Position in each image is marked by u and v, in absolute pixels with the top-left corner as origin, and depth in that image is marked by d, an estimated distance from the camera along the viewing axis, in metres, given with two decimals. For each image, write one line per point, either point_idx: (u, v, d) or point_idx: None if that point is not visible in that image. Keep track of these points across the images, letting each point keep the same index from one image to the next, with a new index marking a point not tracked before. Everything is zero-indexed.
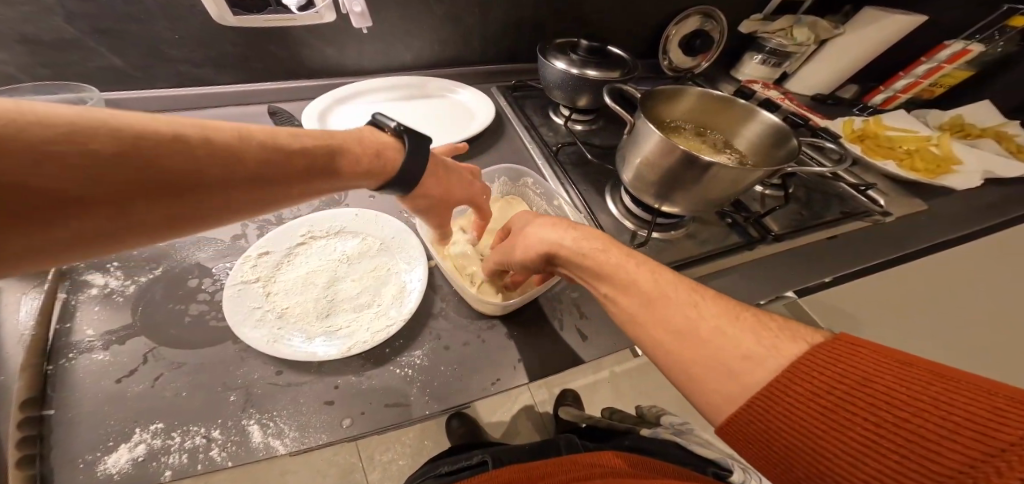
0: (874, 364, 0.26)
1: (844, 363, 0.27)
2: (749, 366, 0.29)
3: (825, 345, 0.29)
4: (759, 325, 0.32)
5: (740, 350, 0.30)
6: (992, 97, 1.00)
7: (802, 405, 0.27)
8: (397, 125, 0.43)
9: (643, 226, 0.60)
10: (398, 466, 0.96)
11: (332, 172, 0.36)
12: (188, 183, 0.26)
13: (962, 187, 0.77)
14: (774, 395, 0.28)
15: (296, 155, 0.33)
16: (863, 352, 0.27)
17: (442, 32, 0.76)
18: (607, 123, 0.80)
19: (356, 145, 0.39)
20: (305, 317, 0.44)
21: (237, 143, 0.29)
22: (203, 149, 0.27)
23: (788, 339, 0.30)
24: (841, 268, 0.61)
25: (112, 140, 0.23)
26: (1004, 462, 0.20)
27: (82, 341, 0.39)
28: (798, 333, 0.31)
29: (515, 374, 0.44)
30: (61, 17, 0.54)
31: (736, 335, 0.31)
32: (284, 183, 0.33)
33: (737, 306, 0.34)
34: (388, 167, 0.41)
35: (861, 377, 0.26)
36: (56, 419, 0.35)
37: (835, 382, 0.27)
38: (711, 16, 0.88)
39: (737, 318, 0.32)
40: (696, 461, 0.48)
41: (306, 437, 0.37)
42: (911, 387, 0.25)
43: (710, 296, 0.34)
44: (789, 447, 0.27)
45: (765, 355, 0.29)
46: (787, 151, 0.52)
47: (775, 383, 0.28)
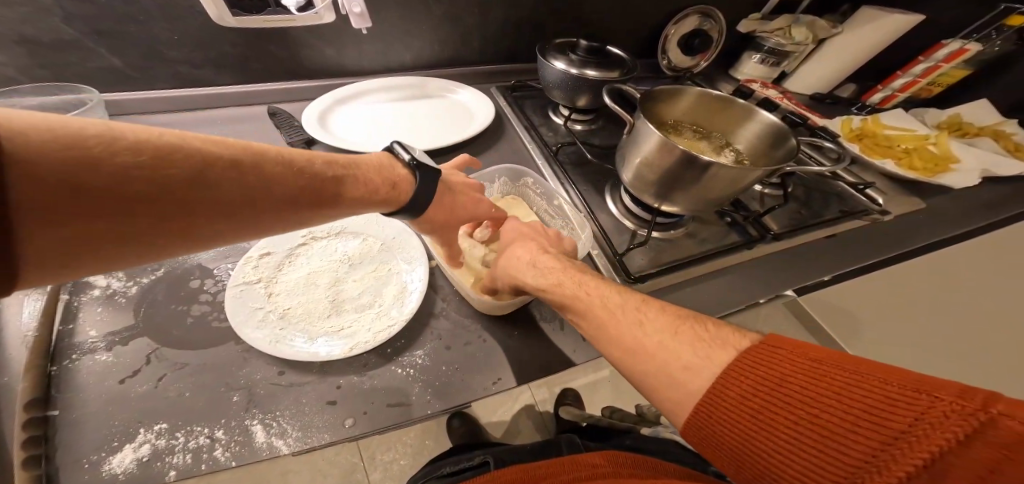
0: (792, 363, 0.27)
1: (765, 366, 0.27)
2: (689, 376, 0.30)
3: (747, 349, 0.29)
4: (696, 335, 0.32)
5: (681, 361, 0.31)
6: (991, 96, 1.00)
7: (733, 410, 0.27)
8: (411, 158, 0.44)
9: (643, 225, 0.60)
10: (399, 466, 0.96)
11: (350, 195, 0.38)
12: (215, 198, 0.27)
13: (960, 185, 0.78)
14: (708, 403, 0.28)
15: (319, 178, 0.35)
16: (780, 353, 0.27)
17: (441, 32, 0.76)
18: (606, 122, 0.80)
19: (376, 174, 0.41)
20: (308, 317, 0.44)
21: (267, 164, 0.31)
22: (236, 167, 0.28)
23: (719, 347, 0.31)
24: (840, 266, 0.61)
25: (161, 157, 0.24)
26: (898, 449, 0.21)
27: (85, 342, 0.40)
28: (728, 340, 0.31)
29: (516, 374, 0.45)
30: (59, 18, 0.54)
31: (676, 349, 0.31)
32: (303, 203, 0.34)
33: (681, 320, 0.34)
34: (400, 197, 0.43)
35: (778, 377, 0.26)
36: (61, 419, 0.35)
37: (755, 384, 0.27)
38: (710, 15, 0.88)
39: (677, 332, 0.32)
40: (697, 460, 0.48)
41: (309, 436, 0.37)
42: (822, 382, 0.25)
43: (655, 309, 0.35)
44: (727, 450, 0.27)
45: (705, 366, 0.30)
46: (786, 150, 0.53)
47: (711, 390, 0.28)
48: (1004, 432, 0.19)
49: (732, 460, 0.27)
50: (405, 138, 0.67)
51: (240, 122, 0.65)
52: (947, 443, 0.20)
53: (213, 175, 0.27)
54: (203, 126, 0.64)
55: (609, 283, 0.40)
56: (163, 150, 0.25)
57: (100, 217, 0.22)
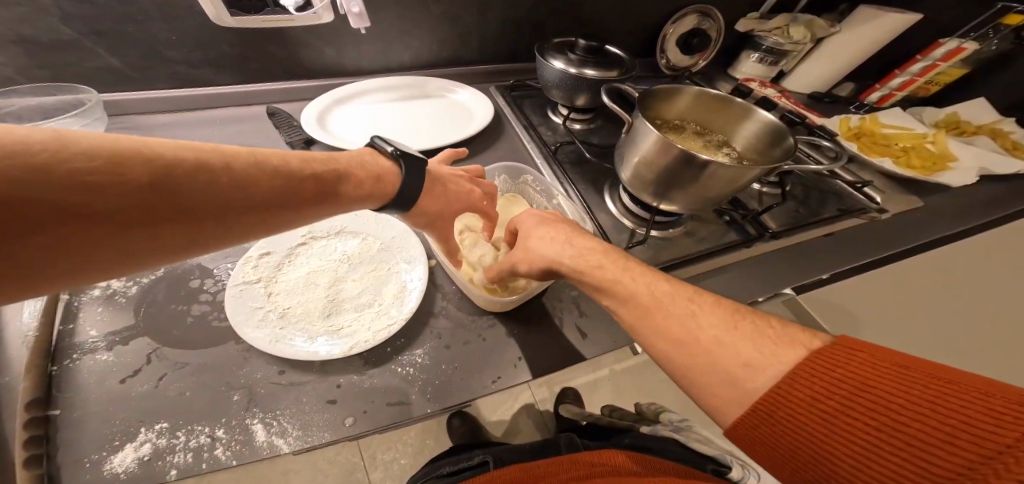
0: (875, 368, 0.27)
1: (843, 368, 0.27)
2: (750, 373, 0.30)
3: (821, 349, 0.29)
4: (758, 332, 0.32)
5: (740, 357, 0.30)
6: (990, 94, 1.00)
7: (805, 410, 0.27)
8: (395, 150, 0.44)
9: (642, 224, 0.60)
10: (400, 465, 0.97)
11: (337, 196, 0.37)
12: (201, 207, 0.27)
13: (957, 184, 0.78)
14: (777, 401, 0.28)
15: (303, 177, 0.34)
16: (860, 356, 0.28)
17: (440, 32, 0.76)
18: (605, 122, 0.80)
19: (358, 169, 0.40)
20: (307, 316, 0.44)
21: (250, 168, 0.30)
22: (218, 174, 0.28)
23: (786, 345, 0.31)
24: (838, 264, 0.61)
25: (131, 164, 0.24)
26: (1000, 463, 0.21)
27: (85, 342, 0.40)
28: (793, 337, 0.31)
29: (515, 372, 0.45)
30: (57, 18, 0.54)
31: (737, 345, 0.31)
32: (293, 206, 0.33)
33: (737, 314, 0.34)
34: (386, 189, 0.42)
35: (860, 381, 0.27)
36: (62, 419, 0.35)
37: (832, 386, 0.27)
38: (709, 14, 0.88)
39: (735, 327, 0.32)
40: (696, 459, 0.49)
41: (309, 435, 0.38)
42: (909, 390, 0.25)
43: (710, 302, 0.35)
44: (793, 448, 0.28)
45: (763, 363, 0.30)
46: (784, 149, 0.53)
47: (779, 389, 0.28)
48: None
49: (798, 458, 0.28)
50: (404, 139, 0.67)
51: (238, 122, 0.66)
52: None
53: (192, 181, 0.26)
54: (202, 126, 0.64)
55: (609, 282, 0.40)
56: (131, 156, 0.24)
57: (83, 233, 0.22)
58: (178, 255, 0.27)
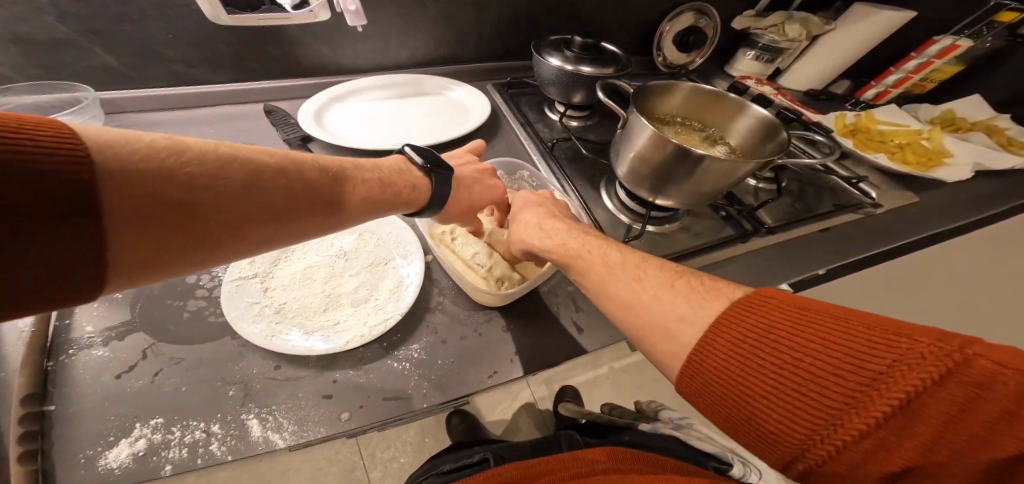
0: (780, 312, 0.26)
1: (753, 314, 0.27)
2: (686, 327, 0.30)
3: (740, 299, 0.29)
4: (693, 288, 0.32)
5: (676, 313, 0.31)
6: (984, 90, 1.01)
7: (720, 357, 0.27)
8: (425, 162, 0.46)
9: (637, 219, 0.61)
10: (399, 464, 0.96)
11: (351, 197, 0.37)
12: (209, 199, 0.26)
13: (951, 180, 0.78)
14: (698, 352, 0.28)
15: (344, 181, 0.36)
16: (768, 301, 0.27)
17: (436, 31, 0.76)
18: (602, 119, 0.81)
19: (396, 177, 0.42)
20: (304, 311, 0.44)
21: (301, 170, 0.32)
22: (226, 167, 0.27)
23: (714, 299, 0.31)
24: (832, 260, 0.61)
25: (207, 164, 0.26)
26: (877, 389, 0.22)
27: (81, 338, 0.40)
28: (720, 292, 0.31)
29: (511, 367, 0.45)
30: (54, 17, 0.54)
31: (672, 302, 0.31)
32: (304, 204, 0.32)
33: (678, 275, 0.34)
34: (418, 197, 0.44)
35: (767, 323, 0.26)
36: (57, 416, 0.35)
37: (743, 330, 0.27)
38: (704, 12, 0.88)
39: (673, 284, 0.33)
40: (696, 456, 0.48)
41: (305, 430, 0.38)
42: (806, 329, 0.25)
43: (654, 267, 0.36)
44: (709, 395, 0.27)
45: (691, 314, 0.30)
46: (777, 143, 0.53)
47: (701, 340, 0.28)
48: (973, 371, 0.20)
49: (712, 404, 0.27)
50: (400, 136, 0.67)
51: (236, 120, 0.66)
52: (922, 382, 0.21)
53: (254, 181, 0.28)
54: (200, 124, 0.64)
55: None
56: (206, 156, 0.26)
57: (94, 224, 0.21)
58: (187, 254, 0.26)
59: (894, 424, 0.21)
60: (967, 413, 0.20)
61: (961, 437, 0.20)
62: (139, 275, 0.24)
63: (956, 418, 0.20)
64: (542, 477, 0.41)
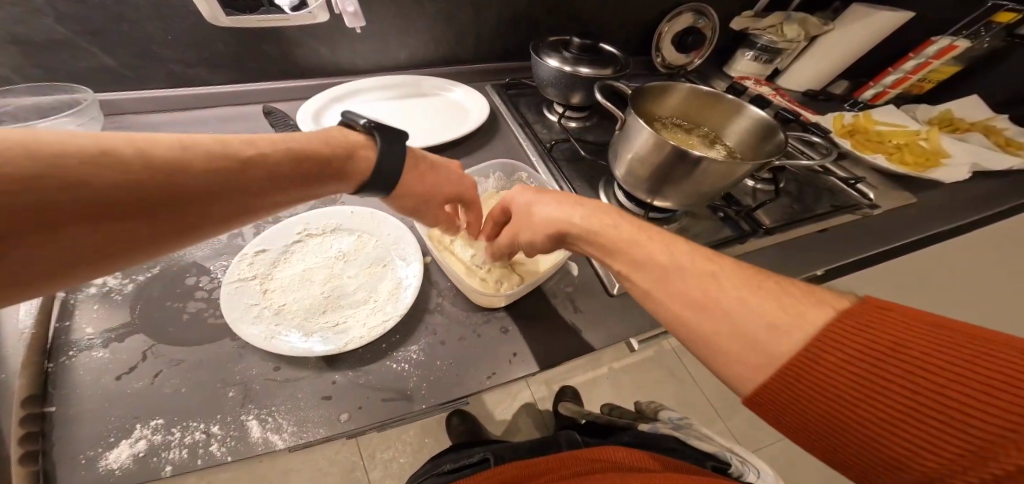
0: (903, 329, 0.26)
1: (874, 329, 0.26)
2: (773, 333, 0.28)
3: (846, 309, 0.28)
4: (781, 290, 0.31)
5: (765, 320, 0.29)
6: (982, 91, 1.01)
7: (837, 372, 0.26)
8: (367, 122, 0.40)
9: (636, 220, 0.61)
10: (399, 464, 0.97)
11: (312, 178, 0.35)
12: (188, 191, 0.26)
13: (949, 180, 0.79)
14: (808, 366, 0.27)
15: (314, 165, 0.35)
16: (890, 315, 0.27)
17: (435, 31, 0.76)
18: (601, 119, 0.81)
19: (334, 143, 0.38)
20: (303, 313, 0.44)
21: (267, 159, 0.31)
22: (198, 159, 0.27)
23: (811, 304, 0.29)
24: (830, 260, 0.62)
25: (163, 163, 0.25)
26: None
27: (81, 340, 0.40)
28: (819, 300, 0.30)
29: (510, 368, 0.45)
30: (52, 18, 0.54)
31: (756, 305, 0.30)
32: (260, 189, 0.30)
33: (757, 277, 0.32)
34: (361, 164, 0.39)
35: (891, 340, 0.26)
36: (57, 417, 0.35)
37: (861, 347, 0.26)
38: (703, 13, 0.89)
39: (752, 287, 0.31)
40: (695, 455, 0.49)
41: (304, 431, 0.38)
42: (938, 349, 0.24)
43: (727, 265, 0.33)
44: (814, 410, 0.27)
45: (785, 323, 0.28)
46: (775, 144, 0.53)
47: (808, 351, 0.27)
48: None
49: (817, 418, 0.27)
50: None
51: (234, 121, 0.66)
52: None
53: (215, 176, 0.27)
54: (198, 125, 0.64)
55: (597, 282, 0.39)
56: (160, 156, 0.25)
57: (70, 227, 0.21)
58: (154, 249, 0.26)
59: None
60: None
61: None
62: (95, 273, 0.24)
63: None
64: (542, 476, 0.41)
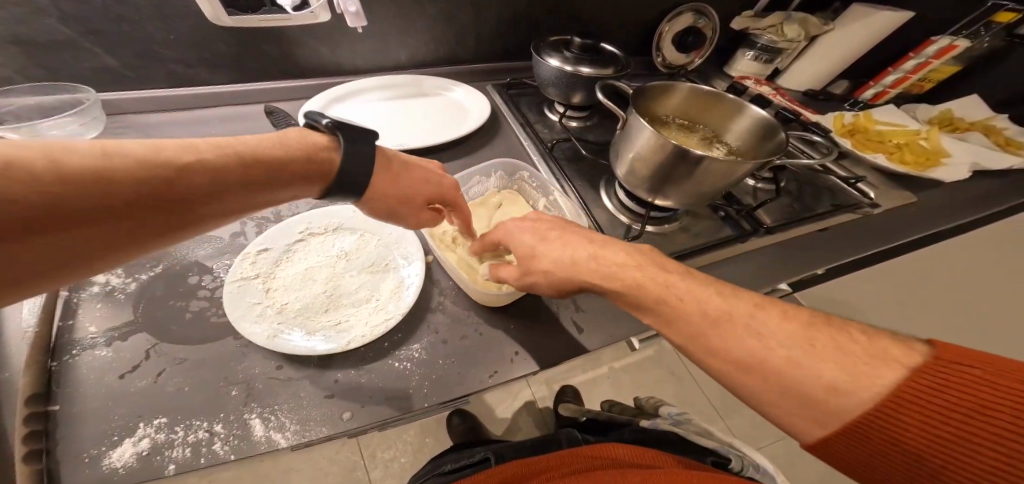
0: (974, 383, 0.27)
1: (947, 387, 0.27)
2: (838, 397, 0.29)
3: (918, 366, 0.28)
4: (843, 351, 0.30)
5: (823, 380, 0.29)
6: (981, 90, 1.01)
7: (910, 431, 0.27)
8: (330, 121, 0.39)
9: (637, 219, 0.61)
10: (400, 464, 0.97)
11: (269, 178, 0.34)
12: (139, 196, 0.25)
13: (949, 179, 0.79)
14: (880, 425, 0.28)
15: (270, 166, 0.34)
16: (966, 372, 0.27)
17: (436, 31, 0.76)
18: (601, 119, 0.81)
19: (297, 146, 0.37)
20: (306, 312, 0.45)
21: (219, 160, 0.30)
22: (144, 162, 0.26)
23: (880, 364, 0.29)
24: (831, 259, 0.62)
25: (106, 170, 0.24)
26: None
27: (85, 338, 0.40)
28: (888, 354, 0.29)
29: (512, 366, 0.45)
30: (54, 18, 0.54)
31: (819, 366, 0.29)
32: (214, 191, 0.29)
33: (814, 328, 0.32)
34: (326, 167, 0.38)
35: (964, 398, 0.27)
36: (61, 416, 0.35)
37: (935, 406, 0.27)
38: (703, 12, 0.89)
39: (811, 344, 0.31)
40: (697, 453, 0.49)
41: (307, 430, 0.38)
42: (1010, 404, 0.26)
43: (778, 316, 0.33)
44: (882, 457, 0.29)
45: (854, 384, 0.29)
46: (776, 143, 0.53)
47: (880, 412, 0.28)
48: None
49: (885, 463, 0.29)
50: (400, 137, 0.67)
51: (235, 121, 0.66)
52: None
53: (164, 180, 0.26)
54: (199, 125, 0.64)
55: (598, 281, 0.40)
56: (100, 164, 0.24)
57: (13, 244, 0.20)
58: (96, 258, 0.25)
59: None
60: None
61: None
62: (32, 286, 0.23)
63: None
64: (544, 473, 0.41)
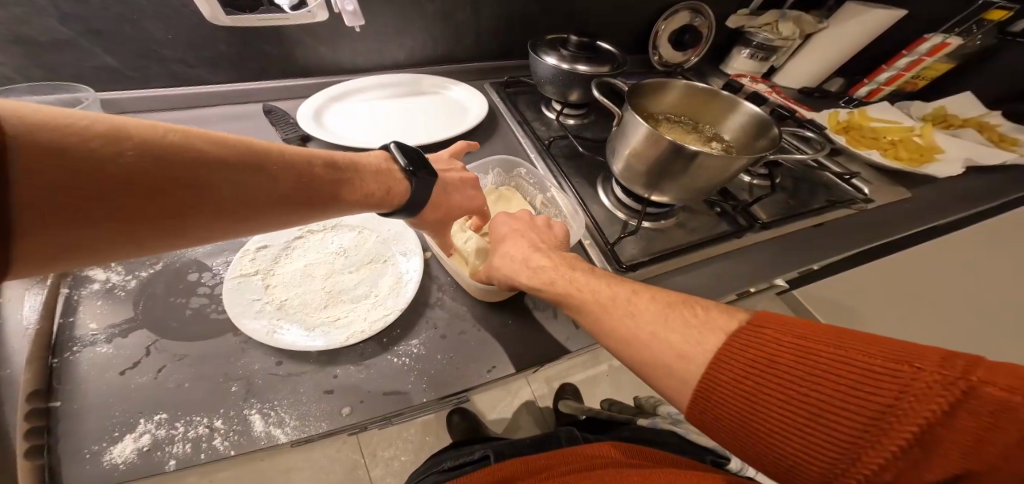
0: (778, 345, 0.27)
1: (756, 350, 0.28)
2: (685, 365, 0.30)
3: (735, 332, 0.30)
4: (685, 320, 0.32)
5: (675, 349, 0.31)
6: (975, 87, 1.02)
7: (728, 395, 0.28)
8: (407, 165, 0.44)
9: (633, 216, 0.61)
10: (401, 462, 0.97)
11: (317, 189, 0.35)
12: (195, 186, 0.26)
13: (944, 175, 0.79)
14: (706, 389, 0.29)
15: (321, 180, 0.35)
16: (768, 334, 0.28)
17: (434, 29, 0.77)
18: (598, 116, 0.81)
19: (370, 177, 0.41)
20: (305, 308, 0.45)
21: (278, 168, 0.32)
22: (195, 150, 0.26)
23: (708, 332, 0.31)
24: (826, 253, 0.62)
25: (176, 155, 0.25)
26: (887, 423, 0.23)
27: (85, 335, 0.40)
28: (716, 323, 0.31)
29: (510, 361, 0.46)
30: (54, 18, 0.54)
31: (669, 337, 0.32)
32: (265, 196, 0.31)
33: (674, 307, 0.34)
34: (392, 200, 0.43)
35: (769, 359, 0.27)
36: (63, 411, 0.36)
37: (744, 369, 0.28)
38: (700, 11, 0.91)
39: (668, 317, 0.33)
40: (696, 450, 0.49)
41: (307, 425, 0.38)
42: (810, 361, 0.26)
43: (647, 299, 0.35)
44: (723, 430, 0.29)
45: (693, 352, 0.30)
46: (770, 139, 0.54)
47: (705, 376, 0.29)
48: (985, 397, 0.21)
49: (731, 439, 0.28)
50: (399, 135, 0.67)
51: (235, 121, 0.66)
52: (931, 414, 0.22)
53: (223, 175, 0.28)
54: (199, 124, 0.64)
55: (582, 277, 0.40)
56: (174, 148, 0.25)
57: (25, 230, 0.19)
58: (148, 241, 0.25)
59: (906, 456, 0.23)
60: (985, 440, 0.21)
61: (972, 465, 0.21)
62: (88, 258, 0.23)
63: (978, 446, 0.21)
64: (543, 472, 0.41)
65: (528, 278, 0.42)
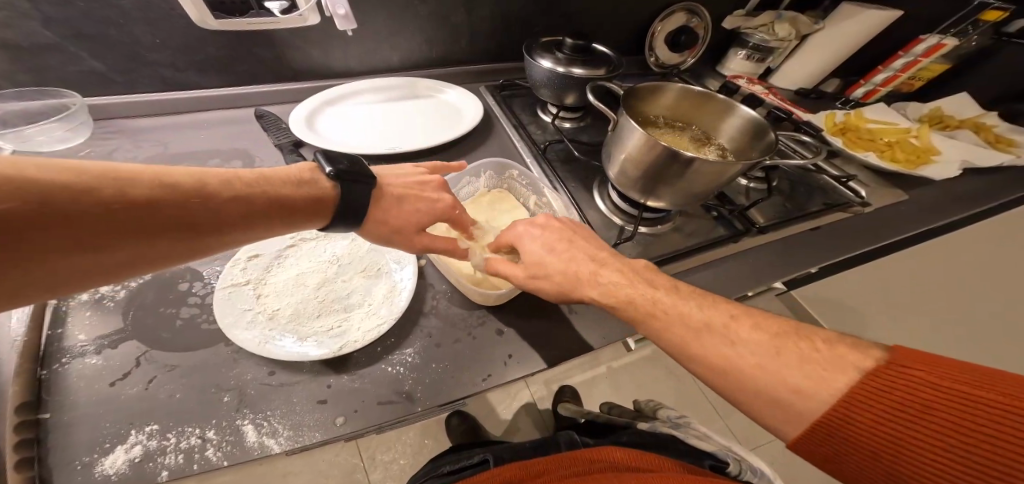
0: (933, 391, 0.29)
1: (905, 392, 0.30)
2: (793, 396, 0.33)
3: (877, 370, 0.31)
4: (805, 358, 0.34)
5: (791, 385, 0.33)
6: (971, 88, 1.02)
7: (871, 433, 0.30)
8: (332, 171, 0.41)
9: (631, 220, 0.61)
10: (399, 466, 0.97)
11: (230, 212, 0.33)
12: (68, 222, 0.24)
13: (939, 177, 0.79)
14: (844, 425, 0.31)
15: (235, 202, 0.33)
16: (920, 377, 0.30)
17: (429, 32, 0.76)
18: (595, 119, 0.81)
19: (292, 190, 0.38)
20: (297, 318, 0.44)
21: (179, 193, 0.30)
22: (63, 184, 0.24)
23: (837, 371, 0.32)
24: (825, 256, 0.62)
25: (40, 190, 0.23)
26: None
27: (74, 347, 0.40)
28: (846, 360, 0.33)
29: (505, 369, 0.45)
30: (37, 22, 0.53)
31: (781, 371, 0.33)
32: (165, 225, 0.29)
33: (783, 339, 0.36)
34: (320, 214, 0.40)
35: (923, 403, 0.29)
36: (52, 422, 0.35)
37: (891, 409, 0.30)
38: (696, 11, 0.91)
39: (780, 353, 0.34)
40: (696, 455, 0.49)
41: (300, 435, 0.38)
42: (975, 412, 0.28)
43: (749, 327, 0.37)
44: (860, 465, 0.31)
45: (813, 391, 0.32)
46: (767, 142, 0.53)
47: (842, 412, 0.31)
48: None
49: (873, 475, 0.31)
50: (393, 140, 0.67)
51: (226, 126, 0.65)
52: None
53: (102, 206, 0.26)
54: (190, 129, 0.64)
55: (604, 275, 0.42)
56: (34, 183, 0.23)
57: None
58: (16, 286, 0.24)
59: None
60: None
61: None
62: None
63: None
64: (541, 477, 0.41)
65: (563, 278, 0.43)
